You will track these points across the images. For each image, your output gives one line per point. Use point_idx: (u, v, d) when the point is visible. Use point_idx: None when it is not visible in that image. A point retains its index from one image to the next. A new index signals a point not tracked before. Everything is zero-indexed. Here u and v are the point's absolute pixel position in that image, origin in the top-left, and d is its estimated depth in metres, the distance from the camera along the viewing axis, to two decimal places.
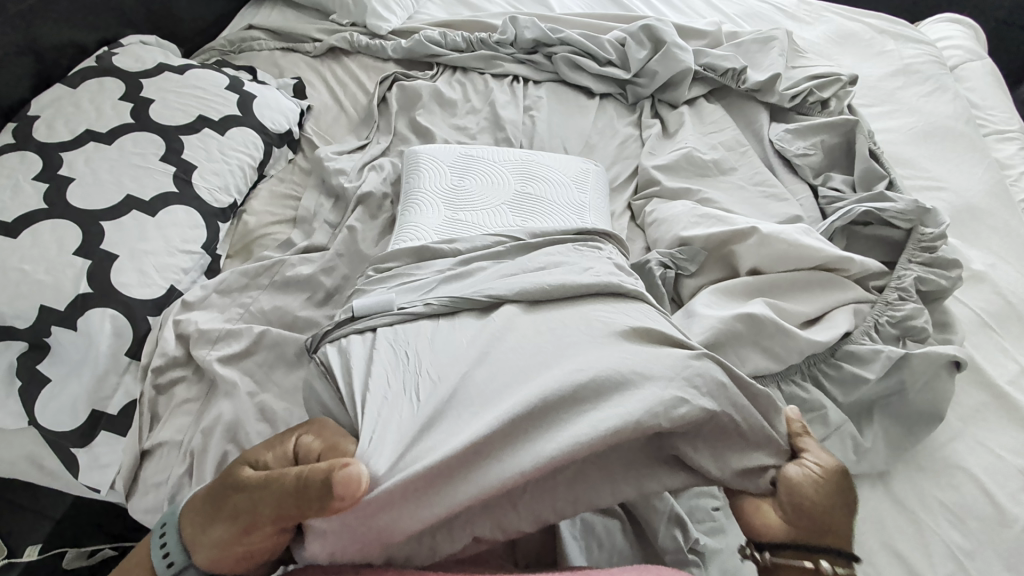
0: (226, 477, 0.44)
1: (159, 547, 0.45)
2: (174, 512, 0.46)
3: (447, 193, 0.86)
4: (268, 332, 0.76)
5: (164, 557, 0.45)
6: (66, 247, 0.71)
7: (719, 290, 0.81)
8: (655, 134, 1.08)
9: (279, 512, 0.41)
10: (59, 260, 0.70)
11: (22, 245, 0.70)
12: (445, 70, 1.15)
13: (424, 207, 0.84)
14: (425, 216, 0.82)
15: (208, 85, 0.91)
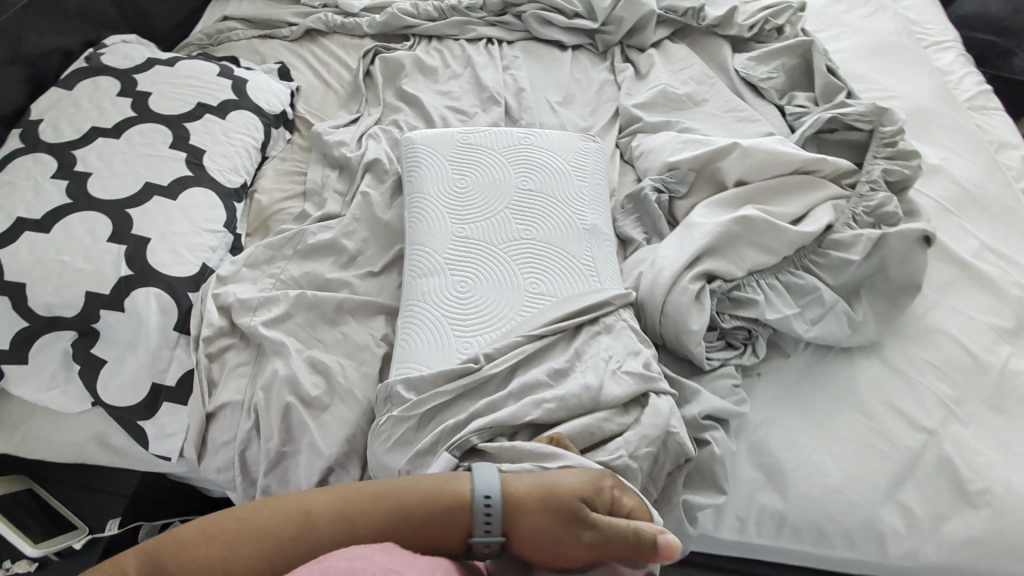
0: (573, 498, 0.56)
1: (481, 504, 0.57)
2: (496, 492, 0.57)
3: (449, 196, 0.86)
4: (304, 295, 0.81)
5: (484, 503, 0.57)
6: (100, 236, 0.74)
7: (712, 203, 0.89)
8: (629, 77, 1.14)
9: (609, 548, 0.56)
10: (96, 248, 0.73)
11: (58, 239, 0.72)
12: (421, 40, 1.19)
13: (428, 215, 0.84)
14: (430, 227, 0.83)
15: (200, 73, 0.93)
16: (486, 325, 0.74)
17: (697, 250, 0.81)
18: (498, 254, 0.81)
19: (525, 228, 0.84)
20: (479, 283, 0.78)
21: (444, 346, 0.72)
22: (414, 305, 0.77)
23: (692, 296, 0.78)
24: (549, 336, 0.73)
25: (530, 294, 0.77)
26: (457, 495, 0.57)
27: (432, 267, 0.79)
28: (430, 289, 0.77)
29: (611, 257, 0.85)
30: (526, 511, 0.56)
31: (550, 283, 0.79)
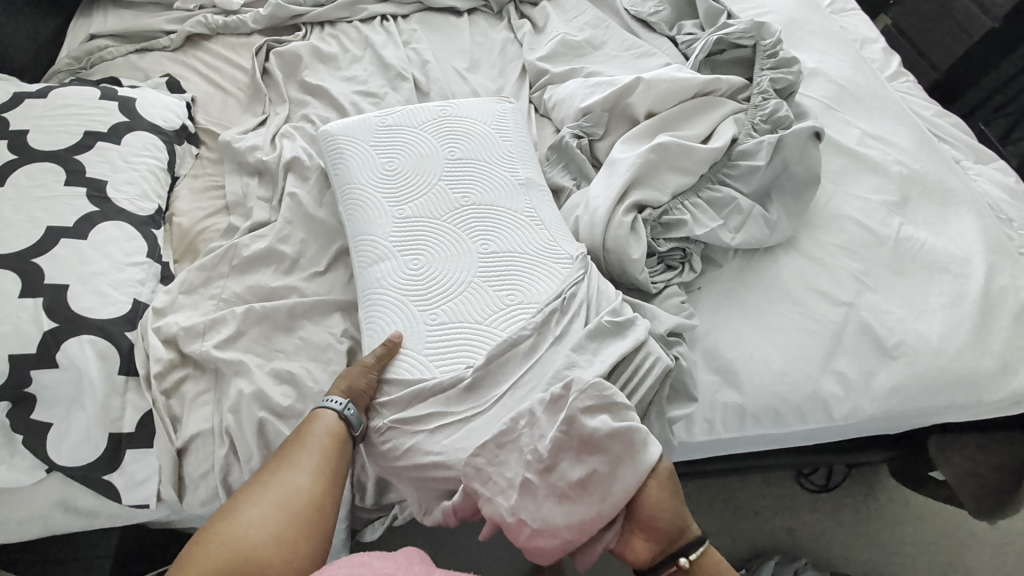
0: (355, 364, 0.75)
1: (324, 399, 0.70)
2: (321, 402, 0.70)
3: (381, 180, 0.86)
4: (252, 309, 0.79)
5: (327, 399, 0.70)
6: (10, 292, 0.67)
7: (628, 138, 0.94)
8: (528, 32, 1.16)
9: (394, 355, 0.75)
10: (9, 306, 0.66)
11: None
12: (312, 28, 1.15)
13: (364, 203, 0.84)
14: (370, 214, 0.83)
15: (79, 99, 0.86)
16: (449, 294, 0.75)
17: (625, 184, 0.86)
18: (444, 225, 0.82)
19: (463, 196, 0.85)
20: (434, 258, 0.79)
21: (413, 325, 0.73)
22: (373, 293, 0.77)
23: (628, 229, 0.84)
24: (515, 296, 0.76)
25: (488, 260, 0.79)
26: (300, 424, 0.67)
27: (382, 253, 0.79)
28: (385, 274, 0.78)
29: (550, 205, 0.89)
30: (337, 393, 0.69)
31: (502, 244, 0.81)
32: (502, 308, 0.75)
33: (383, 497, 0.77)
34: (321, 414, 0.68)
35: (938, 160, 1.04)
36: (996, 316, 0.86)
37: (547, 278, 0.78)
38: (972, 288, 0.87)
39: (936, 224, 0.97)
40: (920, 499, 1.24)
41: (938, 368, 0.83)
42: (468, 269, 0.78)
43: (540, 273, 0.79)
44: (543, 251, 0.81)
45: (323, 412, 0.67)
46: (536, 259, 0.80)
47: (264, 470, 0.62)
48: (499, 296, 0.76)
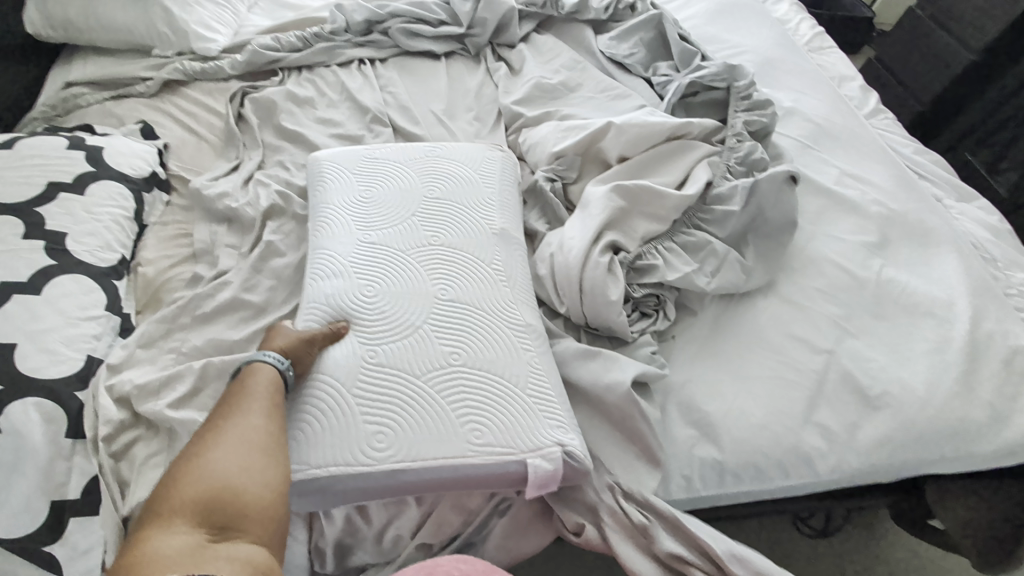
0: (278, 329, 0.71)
1: (271, 358, 0.67)
2: (258, 361, 0.67)
3: (354, 205, 0.86)
4: (211, 363, 0.76)
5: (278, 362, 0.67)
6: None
7: (600, 182, 0.93)
8: (504, 75, 1.17)
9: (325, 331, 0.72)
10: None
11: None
12: (291, 72, 1.18)
13: (330, 223, 0.84)
14: (335, 234, 0.82)
15: (46, 151, 0.87)
16: (394, 333, 0.71)
17: (597, 225, 0.84)
18: (404, 259, 0.79)
19: (432, 232, 0.82)
20: (385, 290, 0.75)
21: (350, 360, 0.70)
22: (317, 313, 0.74)
23: (605, 269, 0.81)
24: (458, 353, 0.71)
25: (441, 305, 0.74)
26: (233, 384, 0.65)
27: (336, 274, 0.78)
28: (335, 296, 0.76)
29: (520, 261, 0.84)
30: (275, 349, 0.68)
31: (460, 291, 0.76)
32: (441, 364, 0.70)
33: (347, 560, 0.74)
34: (257, 368, 0.66)
35: (918, 200, 1.03)
36: (985, 364, 0.83)
37: (497, 342, 0.73)
38: (958, 334, 0.84)
39: (917, 267, 0.95)
40: (922, 546, 1.18)
41: (925, 418, 0.79)
42: (419, 310, 0.74)
43: (492, 334, 0.73)
44: (499, 313, 0.76)
45: (259, 365, 0.66)
46: (491, 316, 0.75)
47: (209, 421, 0.61)
48: (443, 346, 0.71)
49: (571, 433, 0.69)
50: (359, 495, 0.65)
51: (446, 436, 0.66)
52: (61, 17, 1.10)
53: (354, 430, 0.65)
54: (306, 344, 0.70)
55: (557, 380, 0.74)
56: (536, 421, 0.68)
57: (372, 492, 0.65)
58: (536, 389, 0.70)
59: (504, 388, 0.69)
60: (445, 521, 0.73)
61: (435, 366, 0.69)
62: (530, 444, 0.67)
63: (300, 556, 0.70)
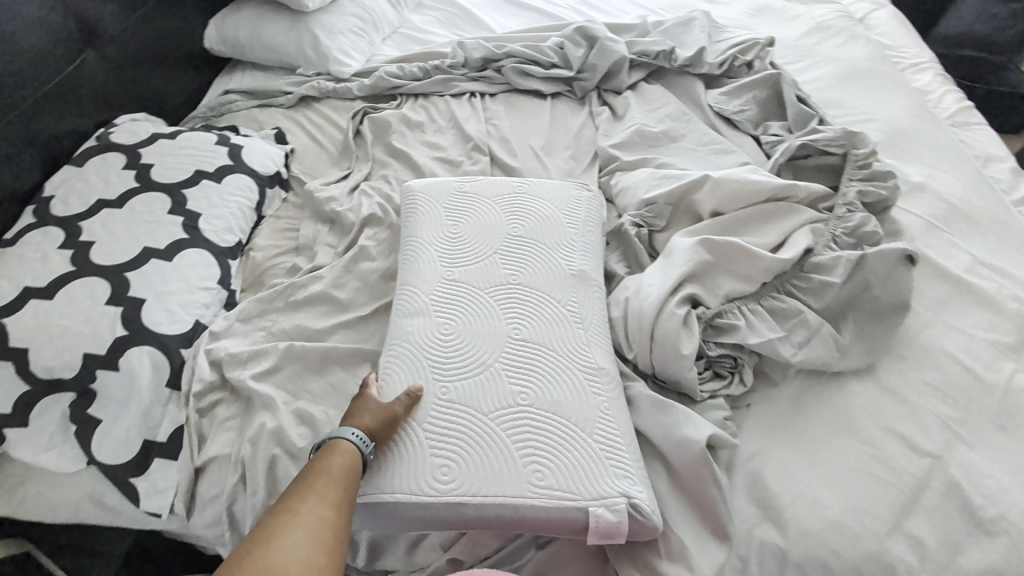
0: (361, 397, 0.69)
1: (351, 433, 0.64)
2: (338, 434, 0.64)
3: (440, 238, 0.88)
4: (294, 346, 0.83)
5: (357, 436, 0.64)
6: (99, 297, 0.78)
7: (688, 233, 0.90)
8: (607, 119, 1.20)
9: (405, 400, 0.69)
10: (95, 309, 0.76)
11: (58, 303, 0.76)
12: (407, 99, 1.29)
13: (416, 256, 0.86)
14: (419, 266, 0.85)
15: (199, 144, 1.02)
16: (466, 370, 0.72)
17: (678, 275, 0.81)
18: (482, 297, 0.80)
19: (513, 271, 0.83)
20: (463, 326, 0.77)
21: (422, 391, 0.71)
22: (395, 346, 0.76)
23: (680, 320, 0.77)
24: (531, 396, 0.70)
25: (517, 345, 0.75)
26: (311, 462, 0.62)
27: (417, 307, 0.79)
28: (414, 328, 0.77)
29: (597, 303, 0.83)
30: (360, 426, 0.65)
31: (536, 333, 0.76)
32: (509, 404, 0.69)
33: (375, 562, 0.74)
34: (338, 446, 0.63)
35: None
36: None
37: (570, 386, 0.72)
38: None
39: None
40: None
41: None
42: (494, 348, 0.74)
43: (565, 378, 0.72)
44: (574, 357, 0.75)
45: (341, 443, 0.63)
46: (566, 359, 0.74)
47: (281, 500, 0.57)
48: (515, 386, 0.71)
49: (637, 484, 0.66)
50: (420, 524, 0.65)
51: (510, 478, 0.65)
52: (232, 37, 1.30)
53: (420, 461, 0.66)
54: (389, 419, 0.66)
55: (626, 426, 0.71)
56: (603, 471, 0.66)
57: (434, 522, 0.65)
58: (603, 434, 0.69)
59: (572, 433, 0.68)
60: (481, 542, 0.72)
61: (505, 407, 0.69)
62: (593, 492, 0.64)
63: None
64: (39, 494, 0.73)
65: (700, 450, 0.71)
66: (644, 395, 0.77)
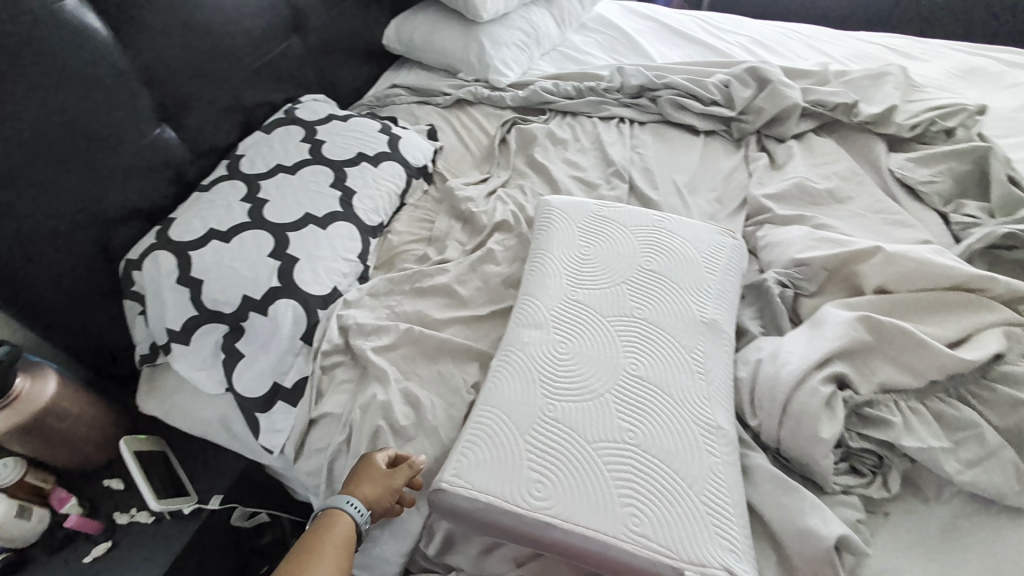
0: (367, 459, 0.71)
1: (350, 503, 0.67)
2: (338, 500, 0.67)
3: (570, 257, 0.87)
4: (412, 330, 0.86)
5: (354, 508, 0.67)
6: (263, 249, 0.88)
7: (843, 306, 0.81)
8: (764, 167, 1.12)
9: (405, 473, 0.70)
10: (258, 259, 0.86)
11: (233, 248, 0.87)
12: (556, 115, 1.29)
13: (543, 269, 0.86)
14: (545, 279, 0.84)
15: (365, 130, 1.11)
16: (576, 392, 0.70)
17: (827, 350, 0.72)
18: (604, 324, 0.78)
19: (640, 304, 0.80)
20: (580, 348, 0.75)
21: (529, 403, 0.69)
22: (508, 352, 0.75)
23: (824, 400, 0.68)
24: (640, 436, 0.66)
25: (632, 381, 0.71)
26: (314, 526, 0.66)
27: (537, 319, 0.79)
28: (530, 339, 0.76)
29: (725, 356, 0.77)
30: (357, 495, 0.68)
31: (655, 373, 0.72)
32: (616, 439, 0.66)
33: (445, 556, 0.74)
34: (338, 515, 0.66)
35: None
36: None
37: (683, 437, 0.67)
38: None
39: None
40: None
41: None
42: (608, 378, 0.71)
43: (679, 427, 0.67)
44: (692, 407, 0.69)
45: (336, 512, 0.66)
46: (683, 406, 0.69)
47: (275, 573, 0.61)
48: (624, 422, 0.67)
49: (744, 561, 0.59)
50: (501, 534, 0.63)
51: (604, 515, 0.61)
52: (407, 38, 1.42)
53: (515, 471, 0.64)
54: (389, 488, 0.69)
55: (738, 495, 0.64)
56: (708, 537, 0.60)
57: (516, 537, 0.63)
58: (712, 496, 0.63)
59: (678, 486, 0.63)
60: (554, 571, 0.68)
61: (610, 440, 0.66)
62: (693, 557, 0.59)
63: (415, 524, 0.74)
64: (185, 406, 0.84)
65: (829, 549, 0.61)
66: (765, 469, 0.69)
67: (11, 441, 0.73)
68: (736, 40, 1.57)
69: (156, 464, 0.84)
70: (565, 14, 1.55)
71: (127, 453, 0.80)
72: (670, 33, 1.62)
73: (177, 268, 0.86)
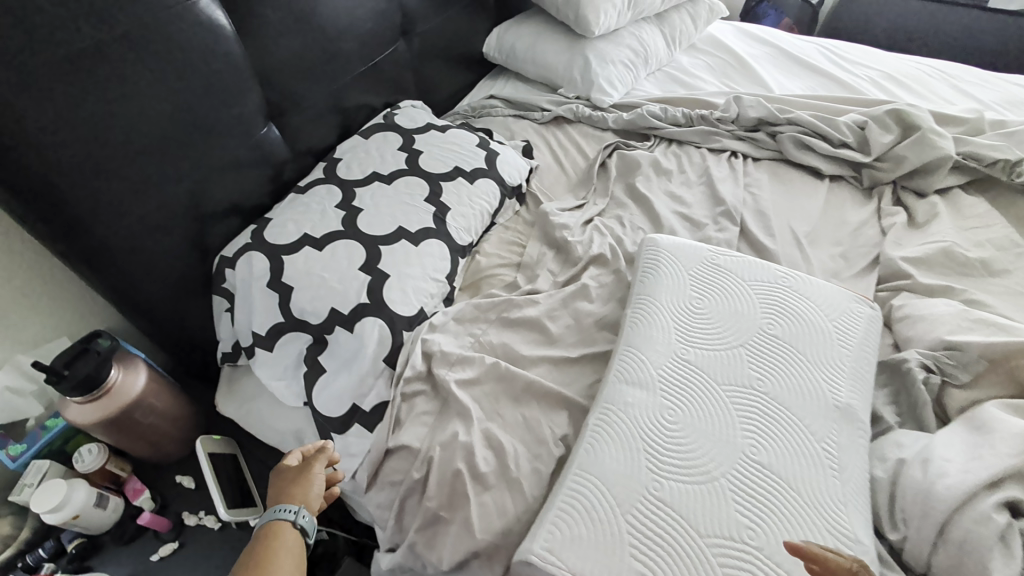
0: (281, 469, 0.69)
1: (286, 511, 0.63)
2: (271, 513, 0.63)
3: (680, 309, 0.78)
4: (499, 366, 0.80)
5: (293, 512, 0.63)
6: (354, 262, 0.84)
7: (1010, 408, 0.68)
8: (900, 224, 0.99)
9: (326, 462, 0.70)
10: (349, 271, 0.83)
11: (324, 257, 0.85)
12: (661, 142, 1.21)
13: (649, 318, 0.77)
14: (652, 331, 0.75)
15: (464, 143, 1.07)
16: (686, 474, 0.62)
17: (1003, 467, 0.59)
18: (719, 394, 0.69)
19: (761, 376, 0.70)
20: (691, 420, 0.66)
21: (632, 477, 0.61)
22: (609, 412, 0.67)
23: (998, 533, 0.56)
24: (762, 539, 0.57)
25: (753, 469, 0.62)
26: (249, 554, 0.59)
27: (642, 377, 0.70)
28: (634, 400, 0.68)
29: (862, 452, 0.66)
30: (293, 502, 0.64)
31: (780, 463, 0.63)
32: (733, 538, 0.57)
33: None
34: (278, 528, 0.61)
35: None
36: None
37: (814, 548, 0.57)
38: None
39: None
40: None
41: None
42: (724, 462, 0.63)
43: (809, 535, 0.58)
44: (824, 511, 0.60)
45: (272, 524, 0.62)
46: (813, 510, 0.59)
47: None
48: (744, 519, 0.58)
49: None
50: None
51: None
52: (509, 47, 1.36)
53: (614, 557, 0.56)
54: (314, 479, 0.68)
55: None
56: None
57: None
58: None
59: None
60: None
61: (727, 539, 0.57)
62: None
63: None
64: (261, 413, 0.83)
65: None
66: None
67: (97, 431, 0.72)
68: (867, 74, 1.42)
69: (228, 468, 0.81)
70: (677, 34, 1.45)
71: (202, 454, 0.79)
72: (789, 61, 1.49)
73: (269, 271, 0.84)
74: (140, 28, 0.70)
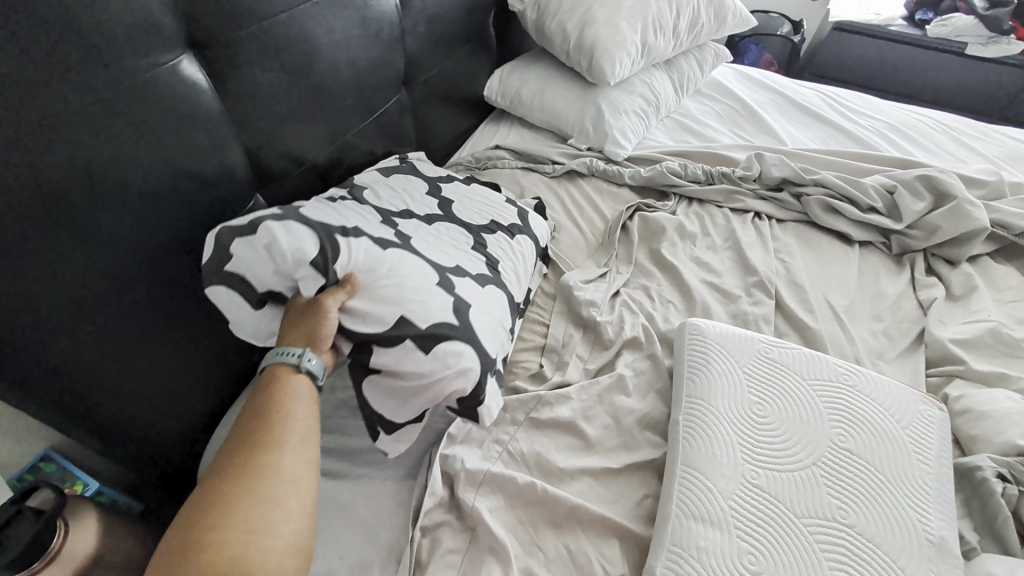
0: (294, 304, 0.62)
1: (289, 354, 0.59)
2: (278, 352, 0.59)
3: (740, 419, 0.69)
4: (536, 486, 0.69)
5: (295, 357, 0.59)
6: (429, 277, 0.69)
7: None
8: (939, 299, 0.94)
9: (334, 301, 0.61)
10: (426, 286, 0.67)
11: (390, 263, 0.67)
12: (681, 200, 1.15)
13: (708, 432, 0.67)
14: (714, 450, 0.66)
15: (492, 199, 0.96)
16: None
17: None
18: (800, 533, 0.60)
19: (843, 506, 0.62)
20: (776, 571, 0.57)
21: None
22: (682, 563, 0.57)
23: None
24: None
25: None
26: (258, 394, 0.57)
27: (712, 513, 0.60)
28: (706, 546, 0.58)
29: None
30: (298, 343, 0.60)
31: None
32: None
33: None
34: (285, 373, 0.58)
35: None
36: None
37: None
38: None
39: None
40: None
41: None
42: None
43: None
44: None
45: (276, 365, 0.59)
46: None
47: (241, 460, 0.52)
48: None
49: None
50: None
51: None
52: (514, 92, 1.27)
53: None
54: (328, 318, 0.60)
55: None
56: None
57: None
58: None
59: None
60: None
61: None
62: None
63: None
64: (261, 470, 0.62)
65: None
66: None
67: None
68: (871, 125, 1.41)
69: None
70: (685, 80, 1.40)
71: None
72: (795, 108, 1.46)
73: (319, 251, 0.61)
74: (99, 105, 0.56)
